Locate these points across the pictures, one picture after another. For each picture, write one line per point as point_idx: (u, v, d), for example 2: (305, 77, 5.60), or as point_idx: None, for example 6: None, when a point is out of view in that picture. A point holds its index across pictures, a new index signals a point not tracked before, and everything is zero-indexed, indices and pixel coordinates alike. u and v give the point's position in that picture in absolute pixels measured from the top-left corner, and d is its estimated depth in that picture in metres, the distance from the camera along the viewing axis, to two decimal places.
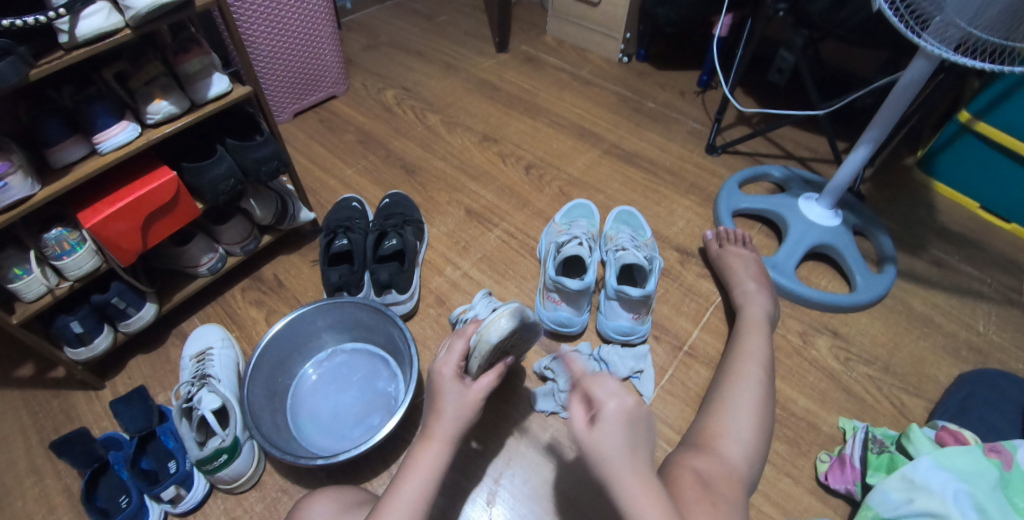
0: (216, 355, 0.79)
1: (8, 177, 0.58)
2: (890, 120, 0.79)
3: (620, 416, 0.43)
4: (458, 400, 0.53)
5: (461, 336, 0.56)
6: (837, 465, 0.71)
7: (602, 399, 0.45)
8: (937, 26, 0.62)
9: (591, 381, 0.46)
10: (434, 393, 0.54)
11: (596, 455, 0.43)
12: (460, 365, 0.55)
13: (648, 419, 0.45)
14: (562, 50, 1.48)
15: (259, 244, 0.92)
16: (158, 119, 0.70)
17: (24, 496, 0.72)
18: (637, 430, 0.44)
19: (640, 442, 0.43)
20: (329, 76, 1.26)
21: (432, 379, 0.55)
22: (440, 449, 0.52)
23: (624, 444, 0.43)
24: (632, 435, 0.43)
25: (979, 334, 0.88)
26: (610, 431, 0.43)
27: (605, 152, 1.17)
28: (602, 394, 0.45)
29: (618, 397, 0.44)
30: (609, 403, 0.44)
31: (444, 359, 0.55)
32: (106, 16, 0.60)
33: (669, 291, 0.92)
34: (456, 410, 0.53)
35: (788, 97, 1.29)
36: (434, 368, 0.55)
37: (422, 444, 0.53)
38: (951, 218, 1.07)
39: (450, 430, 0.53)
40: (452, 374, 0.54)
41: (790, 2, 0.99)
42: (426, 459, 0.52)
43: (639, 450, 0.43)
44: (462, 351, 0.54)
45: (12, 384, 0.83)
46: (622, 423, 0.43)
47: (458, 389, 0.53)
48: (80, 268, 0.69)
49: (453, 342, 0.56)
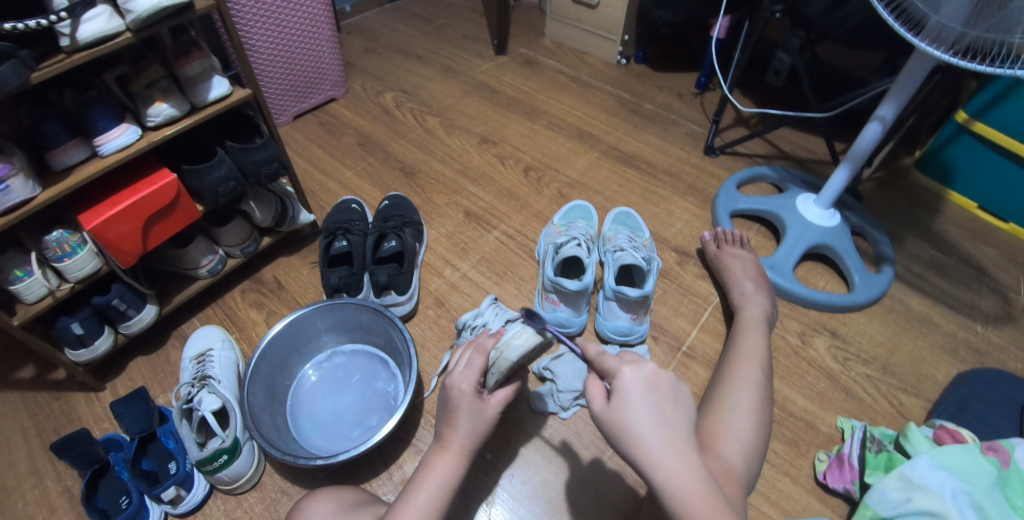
0: (216, 356, 0.79)
1: (10, 179, 0.59)
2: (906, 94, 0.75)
3: (642, 381, 0.45)
4: (474, 415, 0.53)
5: (479, 351, 0.55)
6: (835, 464, 0.72)
7: (617, 368, 0.47)
8: (932, 28, 0.63)
9: (607, 356, 0.49)
10: (449, 408, 0.54)
11: (618, 428, 0.44)
12: (479, 381, 0.54)
13: (675, 384, 0.46)
14: (560, 52, 1.49)
15: (258, 246, 0.92)
16: (158, 121, 0.71)
17: (24, 498, 0.72)
18: (659, 397, 0.45)
19: (665, 410, 0.44)
20: (329, 79, 1.26)
21: (448, 392, 0.54)
22: (455, 460, 0.53)
23: (644, 410, 0.44)
24: (653, 402, 0.44)
25: (977, 334, 0.89)
26: (627, 401, 0.44)
27: (604, 154, 1.17)
28: (615, 365, 0.47)
29: (634, 366, 0.46)
30: (625, 370, 0.46)
31: (462, 374, 0.54)
32: (107, 20, 0.60)
33: (668, 291, 0.93)
34: (472, 425, 0.54)
35: (786, 98, 1.30)
36: (452, 383, 0.54)
37: (437, 454, 0.54)
38: (949, 218, 1.08)
39: (464, 442, 0.54)
40: (470, 391, 0.53)
41: (787, 4, 1.00)
42: (441, 469, 0.53)
43: (663, 417, 0.44)
44: (481, 367, 0.53)
45: (12, 386, 0.83)
46: (639, 388, 0.45)
47: (475, 405, 0.53)
48: (81, 269, 0.70)
49: (471, 357, 0.55)
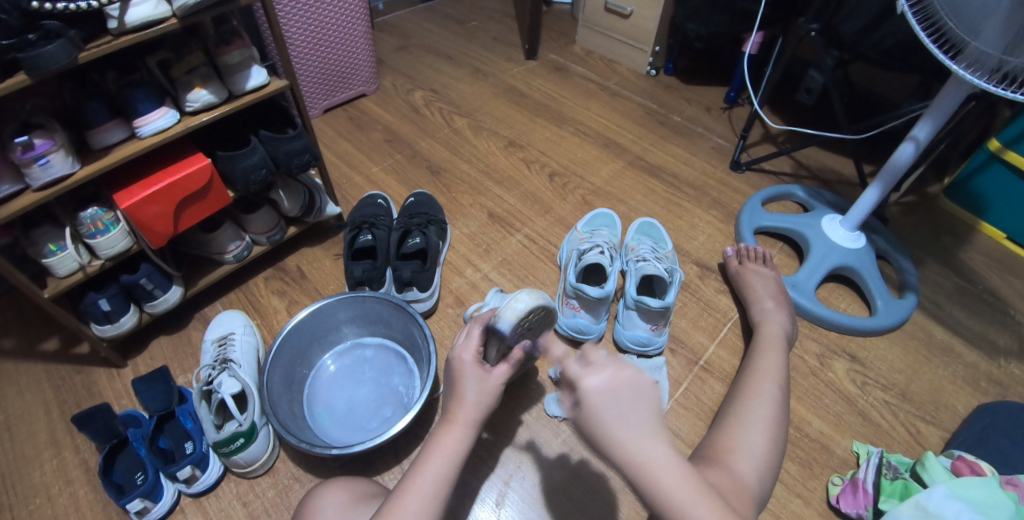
0: (238, 340, 0.80)
1: (50, 154, 0.60)
2: (942, 117, 0.74)
3: (607, 385, 0.40)
4: (478, 384, 0.53)
5: (479, 321, 0.58)
6: (849, 489, 0.71)
7: (578, 376, 0.41)
8: (971, 54, 0.62)
9: (570, 359, 0.43)
10: (454, 380, 0.54)
11: (588, 434, 0.40)
12: (479, 351, 0.55)
13: (649, 386, 0.41)
14: (590, 60, 1.49)
15: (285, 234, 0.93)
16: (196, 107, 0.72)
17: (42, 467, 0.74)
18: (621, 401, 0.39)
19: (629, 413, 0.39)
20: (360, 75, 1.28)
21: (451, 366, 0.55)
22: (461, 433, 0.51)
23: (609, 418, 0.39)
24: (615, 410, 0.39)
25: (1000, 367, 0.87)
26: (590, 410, 0.40)
27: (630, 163, 1.17)
28: (577, 371, 0.41)
29: (596, 371, 0.41)
30: (587, 377, 0.40)
31: (463, 346, 0.56)
32: (154, 6, 0.61)
33: (687, 304, 0.93)
34: (476, 395, 0.53)
35: (815, 117, 1.29)
36: (453, 355, 0.56)
37: (443, 427, 0.52)
38: (975, 247, 1.06)
39: (472, 414, 0.52)
40: (471, 360, 0.54)
41: (823, 23, 0.99)
42: (448, 442, 0.51)
43: (629, 420, 0.39)
44: (480, 336, 0.55)
45: (38, 357, 0.85)
46: (600, 397, 0.39)
47: (478, 375, 0.53)
48: (114, 246, 0.71)
49: (471, 328, 0.57)
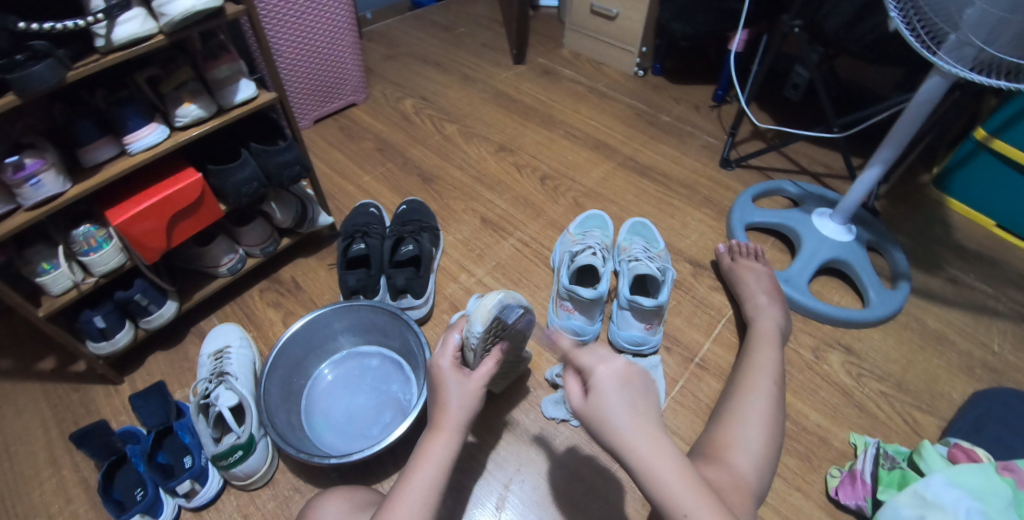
0: (234, 353, 0.80)
1: (42, 174, 0.60)
2: (920, 113, 0.75)
3: (618, 374, 0.42)
4: (458, 389, 0.53)
5: (454, 330, 0.57)
6: (847, 480, 0.71)
7: (591, 365, 0.43)
8: (952, 44, 0.63)
9: (580, 352, 0.45)
10: (437, 387, 0.54)
11: (598, 422, 0.41)
12: (457, 356, 0.55)
13: (653, 384, 0.44)
14: (578, 63, 1.50)
15: (278, 246, 0.94)
16: (186, 122, 0.72)
17: (42, 486, 0.74)
18: (632, 391, 0.42)
19: (638, 403, 0.41)
20: (350, 84, 1.29)
21: (431, 373, 0.56)
22: (448, 439, 0.51)
23: (621, 404, 0.41)
24: (626, 397, 0.41)
25: (994, 354, 0.88)
26: (603, 395, 0.41)
27: (620, 164, 1.18)
28: (591, 361, 0.44)
29: (608, 361, 0.43)
30: (600, 365, 0.43)
31: (440, 352, 0.56)
32: (142, 22, 0.62)
33: (682, 302, 0.93)
34: (458, 400, 0.52)
35: (803, 113, 1.30)
36: (433, 362, 0.56)
37: (430, 435, 0.52)
38: (966, 236, 1.07)
39: (457, 419, 0.52)
40: (449, 366, 0.54)
41: (806, 20, 1.00)
42: (436, 449, 0.51)
43: (638, 410, 0.41)
44: (455, 343, 0.56)
45: (34, 377, 0.85)
46: (614, 382, 0.41)
47: (458, 380, 0.53)
48: (106, 264, 0.71)
49: (447, 336, 0.57)
